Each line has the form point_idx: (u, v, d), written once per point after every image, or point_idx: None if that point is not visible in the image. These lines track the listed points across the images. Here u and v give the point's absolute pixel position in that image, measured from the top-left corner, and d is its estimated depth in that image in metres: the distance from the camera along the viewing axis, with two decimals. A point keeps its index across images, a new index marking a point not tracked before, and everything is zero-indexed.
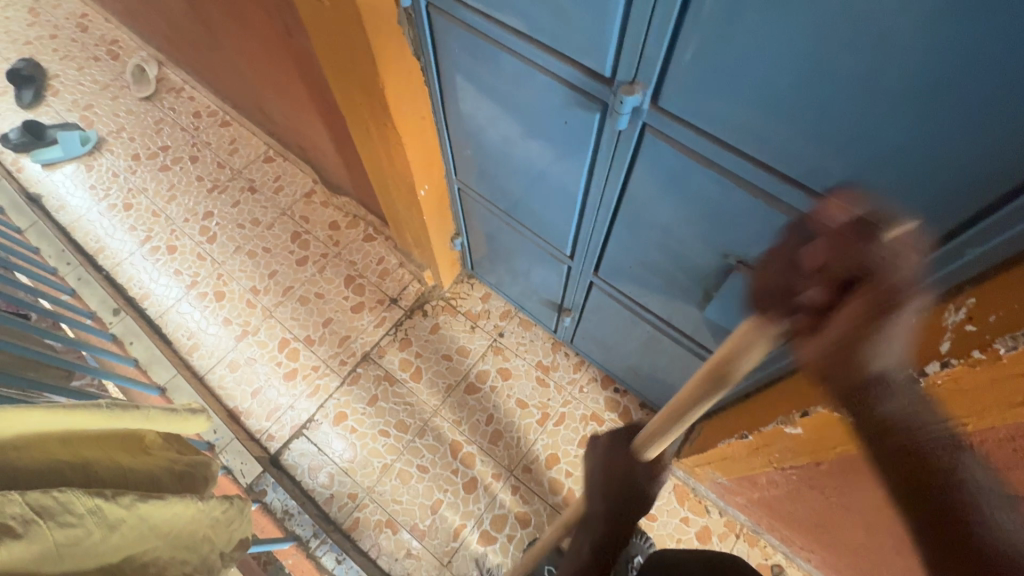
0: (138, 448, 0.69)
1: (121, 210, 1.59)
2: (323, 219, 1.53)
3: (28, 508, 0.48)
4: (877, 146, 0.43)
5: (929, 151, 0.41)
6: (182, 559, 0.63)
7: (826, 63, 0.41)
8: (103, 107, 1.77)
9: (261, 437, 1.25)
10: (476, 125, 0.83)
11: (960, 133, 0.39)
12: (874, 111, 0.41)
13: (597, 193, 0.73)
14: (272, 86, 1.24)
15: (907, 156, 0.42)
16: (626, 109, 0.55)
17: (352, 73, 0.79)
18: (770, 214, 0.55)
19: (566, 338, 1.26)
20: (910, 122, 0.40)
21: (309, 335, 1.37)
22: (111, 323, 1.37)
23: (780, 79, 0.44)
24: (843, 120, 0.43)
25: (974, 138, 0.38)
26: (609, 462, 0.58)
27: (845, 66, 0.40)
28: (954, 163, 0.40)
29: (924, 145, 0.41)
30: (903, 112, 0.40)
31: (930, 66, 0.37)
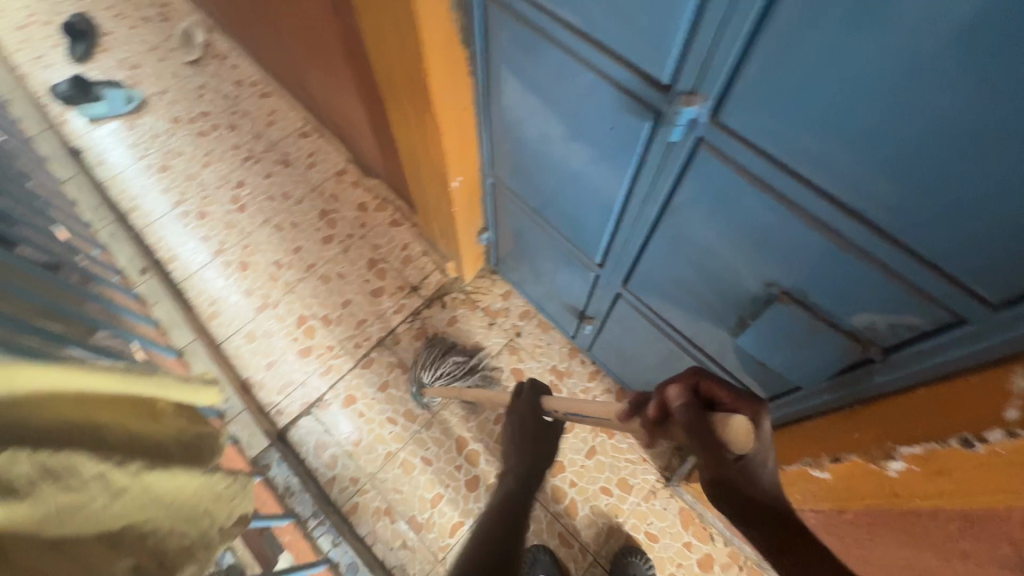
0: (150, 414, 0.69)
1: (157, 171, 1.61)
2: (352, 199, 1.53)
3: (37, 468, 0.48)
4: (963, 189, 0.39)
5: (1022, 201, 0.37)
6: (182, 530, 0.62)
7: (913, 92, 0.37)
8: (150, 68, 1.79)
9: (271, 411, 1.26)
10: (518, 121, 0.81)
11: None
12: (962, 151, 0.37)
13: (637, 204, 0.70)
14: (315, 61, 1.23)
15: (999, 204, 0.38)
16: (682, 120, 0.51)
17: (398, 57, 0.77)
18: (825, 247, 0.51)
19: (584, 346, 1.23)
20: (1004, 167, 0.36)
21: (327, 315, 1.37)
22: (137, 282, 1.38)
23: (858, 105, 0.40)
24: (925, 157, 0.40)
25: None
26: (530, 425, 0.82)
27: (933, 100, 0.36)
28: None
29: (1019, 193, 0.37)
30: (997, 154, 0.36)
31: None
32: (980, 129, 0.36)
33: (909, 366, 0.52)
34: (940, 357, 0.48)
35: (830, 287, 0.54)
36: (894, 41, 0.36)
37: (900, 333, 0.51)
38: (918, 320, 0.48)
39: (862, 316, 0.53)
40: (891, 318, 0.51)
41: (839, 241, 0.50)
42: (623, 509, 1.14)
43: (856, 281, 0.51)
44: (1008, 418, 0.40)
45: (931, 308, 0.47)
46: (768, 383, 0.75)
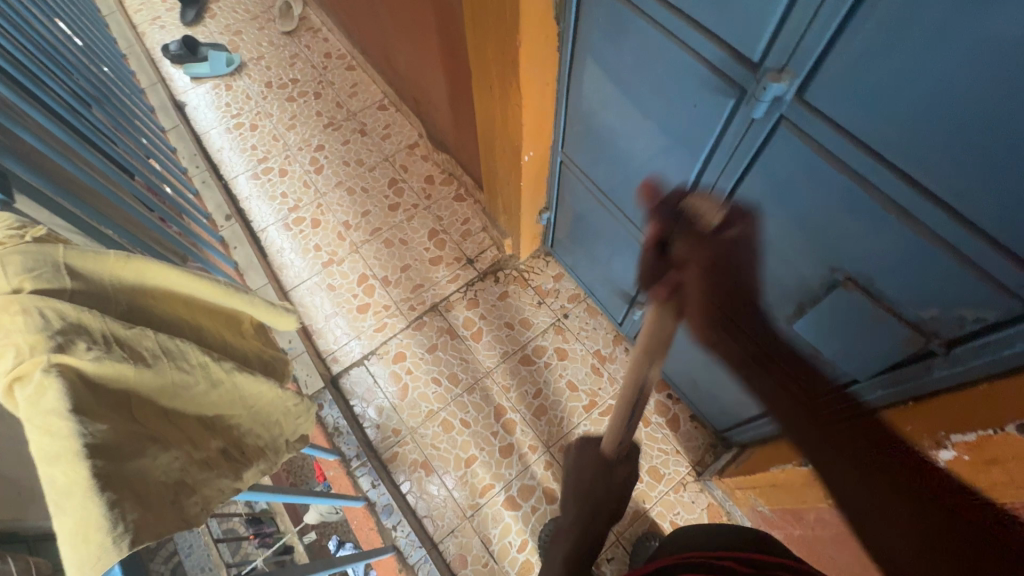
0: (236, 330, 0.77)
1: (247, 130, 1.74)
2: (420, 171, 1.60)
3: (159, 346, 0.55)
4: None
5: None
6: (257, 432, 0.69)
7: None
8: (250, 35, 1.93)
9: (327, 357, 1.34)
10: (597, 102, 0.84)
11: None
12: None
13: (707, 184, 0.72)
14: (406, 36, 1.30)
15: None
16: (767, 97, 0.53)
17: (491, 28, 0.81)
18: (902, 233, 0.51)
19: (630, 333, 1.25)
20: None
21: (387, 276, 1.44)
22: (222, 226, 1.50)
23: (956, 86, 0.41)
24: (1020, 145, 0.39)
25: None
26: (581, 463, 0.65)
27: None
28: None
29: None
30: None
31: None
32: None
33: (974, 359, 0.51)
34: (1006, 351, 0.48)
35: (902, 275, 0.54)
36: (1014, 22, 0.35)
37: (967, 325, 0.51)
38: (991, 313, 0.48)
39: (931, 307, 0.53)
40: (959, 310, 0.50)
41: (915, 226, 0.50)
42: (651, 495, 1.15)
43: (928, 268, 0.51)
44: None
45: (1008, 299, 0.46)
46: None
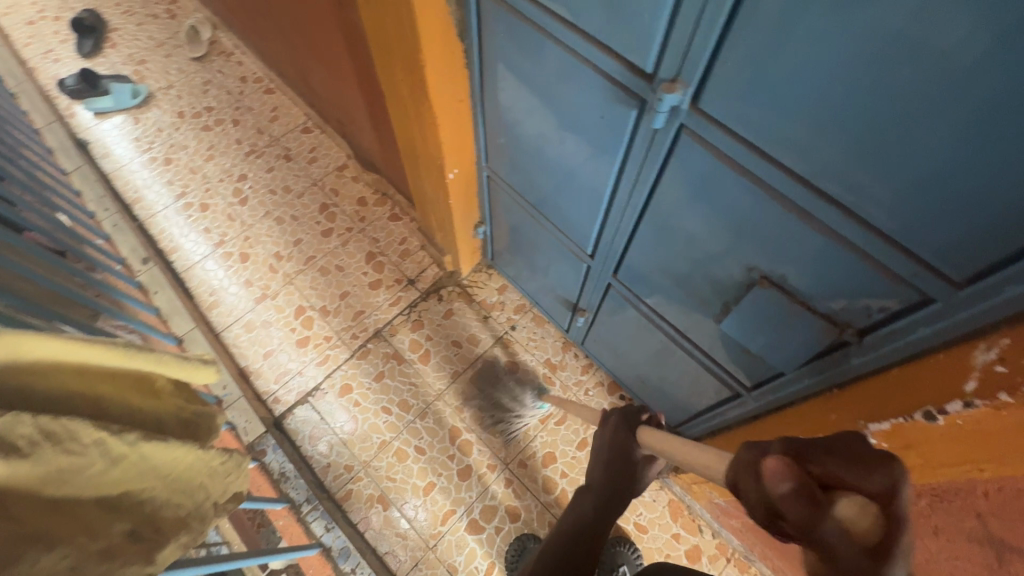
0: (149, 391, 0.71)
1: (161, 164, 1.63)
2: (352, 193, 1.55)
3: (37, 431, 0.50)
4: (940, 169, 0.39)
5: (1006, 177, 0.37)
6: (177, 502, 0.63)
7: (899, 66, 0.37)
8: (156, 63, 1.82)
9: (267, 399, 1.27)
10: (513, 115, 0.82)
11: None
12: (941, 126, 0.38)
13: (625, 193, 0.71)
14: (319, 58, 1.26)
15: (976, 183, 0.38)
16: (664, 107, 0.53)
17: (395, 46, 0.79)
18: (804, 232, 0.52)
19: (577, 339, 1.24)
20: (987, 147, 0.36)
21: (325, 306, 1.38)
22: (138, 271, 1.39)
23: (835, 85, 0.41)
24: (903, 137, 0.40)
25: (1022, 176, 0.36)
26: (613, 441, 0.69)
27: (909, 78, 0.37)
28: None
29: (998, 172, 0.37)
30: (978, 129, 0.36)
31: (1013, 79, 0.33)
32: (959, 104, 0.36)
33: (885, 346, 0.53)
34: (910, 337, 0.49)
35: (811, 271, 0.54)
36: (891, 19, 0.35)
37: (873, 315, 0.52)
38: (892, 302, 0.49)
39: (839, 300, 0.54)
40: (864, 301, 0.52)
41: (814, 224, 0.50)
42: None
43: (831, 262, 0.52)
44: (968, 389, 0.43)
45: (902, 288, 0.47)
46: (753, 371, 0.76)
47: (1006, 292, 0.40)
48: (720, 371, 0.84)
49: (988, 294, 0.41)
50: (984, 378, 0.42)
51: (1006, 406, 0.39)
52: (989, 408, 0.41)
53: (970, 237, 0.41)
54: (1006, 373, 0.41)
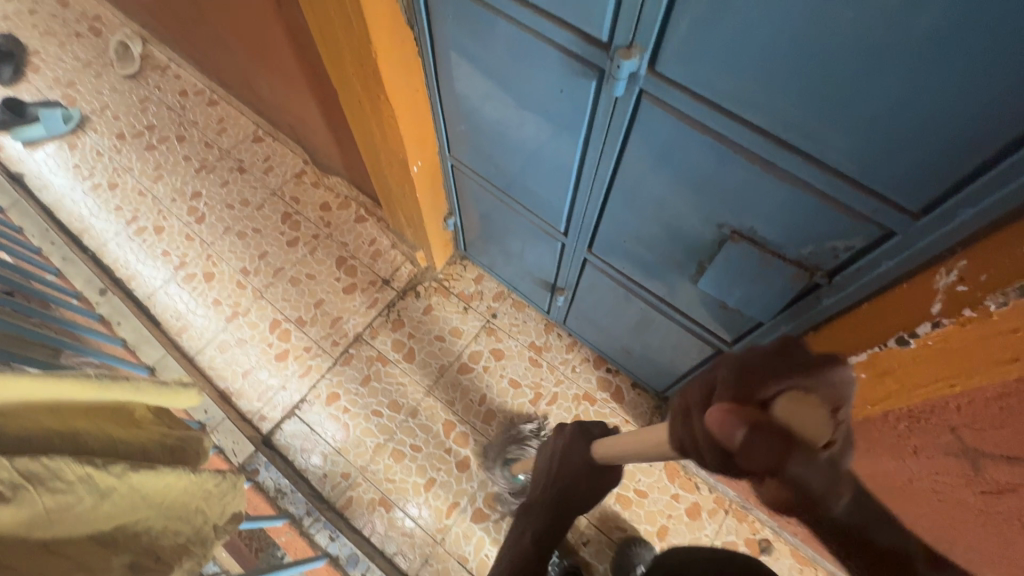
0: (128, 421, 0.69)
1: (106, 190, 1.55)
2: (314, 199, 1.51)
3: (17, 473, 0.47)
4: (889, 107, 0.41)
5: (958, 107, 0.38)
6: (175, 529, 0.62)
7: (842, 12, 0.38)
8: (86, 85, 1.72)
9: (252, 417, 1.24)
10: (471, 100, 0.82)
11: (997, 88, 0.36)
12: (898, 63, 0.39)
13: (592, 166, 0.72)
14: (263, 63, 1.21)
15: (923, 116, 0.40)
16: (623, 74, 0.54)
17: (344, 41, 0.77)
18: (769, 183, 0.53)
19: (558, 319, 1.26)
20: (941, 79, 0.38)
21: (301, 316, 1.35)
22: (98, 303, 1.33)
23: (796, 30, 0.41)
24: (862, 76, 0.41)
25: (965, 105, 0.38)
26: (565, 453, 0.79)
27: (853, 23, 0.38)
28: (986, 119, 0.38)
29: (942, 103, 0.39)
30: (921, 64, 0.38)
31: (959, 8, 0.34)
32: (917, 39, 0.37)
33: (852, 285, 0.55)
34: (875, 273, 0.52)
35: (778, 220, 0.56)
36: None
37: (841, 255, 0.54)
38: (856, 240, 0.52)
39: (807, 245, 0.56)
40: (830, 244, 0.54)
41: (778, 174, 0.52)
42: None
43: (796, 209, 0.53)
44: (935, 311, 0.47)
45: (865, 225, 0.50)
46: (733, 326, 0.78)
47: (960, 215, 0.42)
48: (701, 330, 0.86)
49: (941, 221, 0.44)
50: (948, 298, 0.46)
51: (972, 319, 0.44)
52: (958, 324, 0.45)
53: (925, 167, 0.43)
54: (967, 291, 0.44)
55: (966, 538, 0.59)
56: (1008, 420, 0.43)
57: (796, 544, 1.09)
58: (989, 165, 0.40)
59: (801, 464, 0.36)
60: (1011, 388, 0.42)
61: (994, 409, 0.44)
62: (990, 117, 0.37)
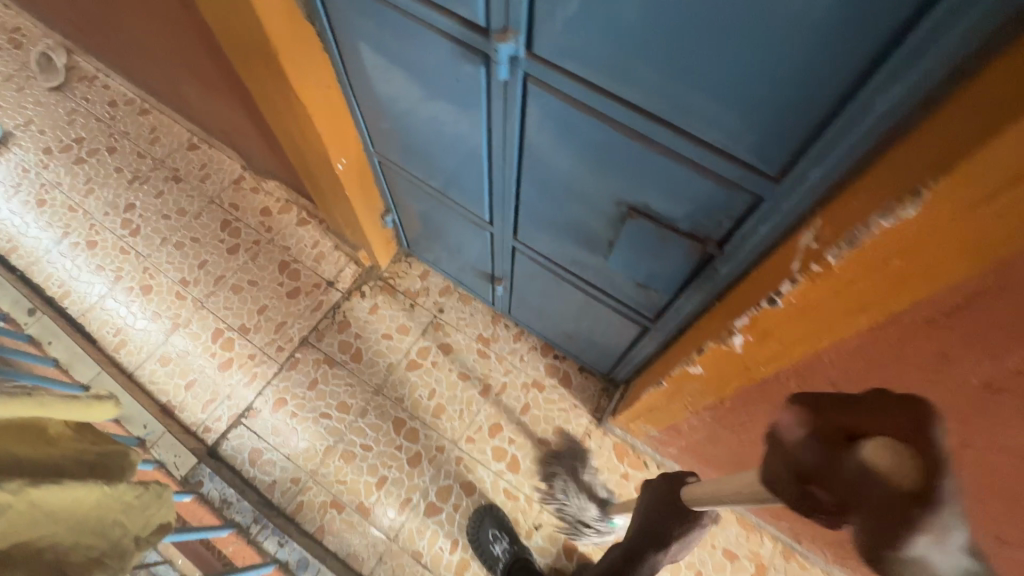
0: (38, 438, 0.67)
1: (33, 206, 1.49)
2: (254, 205, 1.48)
3: None
4: (730, 80, 0.43)
5: (786, 76, 0.40)
6: (87, 543, 0.61)
7: None
8: (8, 99, 1.65)
9: (197, 429, 1.21)
10: (382, 93, 0.81)
11: (812, 57, 0.38)
12: (730, 36, 0.40)
13: (499, 152, 0.72)
14: (184, 67, 1.18)
15: (761, 87, 0.42)
16: (502, 57, 0.54)
17: (245, 38, 0.76)
18: (651, 157, 0.55)
19: (503, 309, 1.26)
20: (766, 51, 0.39)
21: (244, 324, 1.32)
22: (26, 324, 1.29)
23: (640, 6, 0.42)
24: (702, 50, 0.42)
25: (790, 73, 0.39)
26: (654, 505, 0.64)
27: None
28: (813, 88, 0.39)
29: (773, 73, 0.40)
30: (746, 37, 0.39)
31: None
32: (740, 12, 0.38)
33: (739, 252, 0.58)
34: (754, 237, 0.54)
35: (665, 192, 0.58)
36: None
37: (724, 224, 0.56)
38: (732, 207, 0.54)
39: (695, 216, 0.58)
40: (713, 213, 0.56)
41: (657, 148, 0.54)
42: (562, 454, 1.19)
43: (678, 181, 0.55)
44: (792, 269, 0.45)
45: (737, 193, 0.52)
46: (652, 302, 0.80)
47: (809, 178, 0.45)
48: (625, 308, 0.88)
49: (797, 184, 0.46)
50: (803, 257, 0.44)
51: (819, 275, 0.42)
52: (808, 282, 0.43)
53: (774, 133, 0.44)
54: (816, 248, 0.42)
55: None
56: (871, 368, 0.47)
57: (741, 512, 1.12)
58: (822, 130, 0.41)
59: (862, 481, 0.30)
60: (865, 339, 0.44)
61: (857, 359, 0.47)
62: (812, 84, 0.39)
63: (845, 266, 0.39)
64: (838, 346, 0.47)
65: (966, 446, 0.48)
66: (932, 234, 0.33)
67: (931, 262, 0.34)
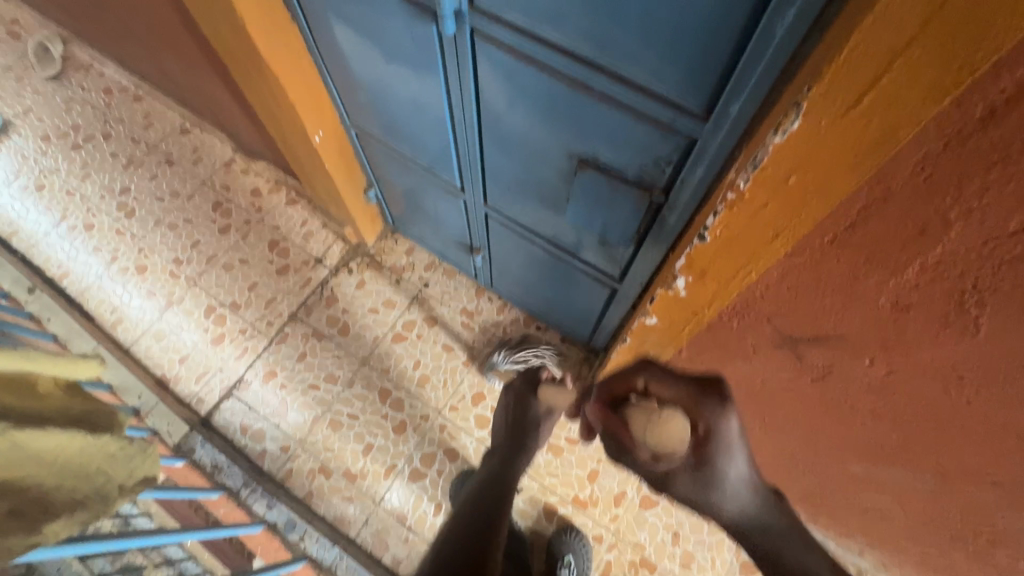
0: (26, 389, 0.71)
1: (33, 191, 1.54)
2: (244, 186, 1.51)
3: None
4: (651, 18, 0.45)
5: (698, 7, 0.41)
6: (71, 486, 0.65)
7: None
8: (7, 89, 1.69)
9: (191, 401, 1.26)
10: (350, 62, 0.84)
11: None
12: None
13: (460, 112, 0.74)
14: (169, 48, 1.21)
15: (679, 23, 0.44)
16: (447, 11, 0.56)
17: (213, 8, 0.78)
18: (591, 105, 0.57)
19: (486, 281, 1.29)
20: None
21: (235, 301, 1.36)
22: (26, 301, 1.35)
23: None
24: None
25: (702, 5, 0.41)
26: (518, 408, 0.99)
27: None
28: (722, 19, 0.41)
29: (686, 5, 0.42)
30: None
31: None
32: None
33: (683, 196, 0.59)
34: (692, 179, 0.56)
35: (611, 142, 0.60)
36: None
37: (666, 170, 0.58)
38: (670, 151, 0.56)
39: (639, 164, 0.60)
40: (655, 159, 0.58)
41: (596, 94, 0.55)
42: None
43: (618, 126, 0.57)
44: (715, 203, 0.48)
45: (673, 135, 0.54)
46: (616, 260, 0.82)
47: (731, 111, 0.46)
48: (593, 270, 0.90)
49: (721, 118, 0.48)
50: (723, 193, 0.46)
51: (734, 203, 0.45)
52: (725, 212, 0.46)
53: (697, 67, 0.46)
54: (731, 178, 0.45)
55: (823, 424, 0.66)
56: (794, 298, 0.50)
57: None
58: (736, 60, 0.43)
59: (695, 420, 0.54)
60: (784, 267, 0.47)
61: (781, 289, 0.50)
62: (722, 14, 0.41)
63: (753, 188, 0.42)
64: (764, 278, 0.50)
65: (891, 374, 0.50)
66: (817, 145, 0.36)
67: (823, 175, 0.38)
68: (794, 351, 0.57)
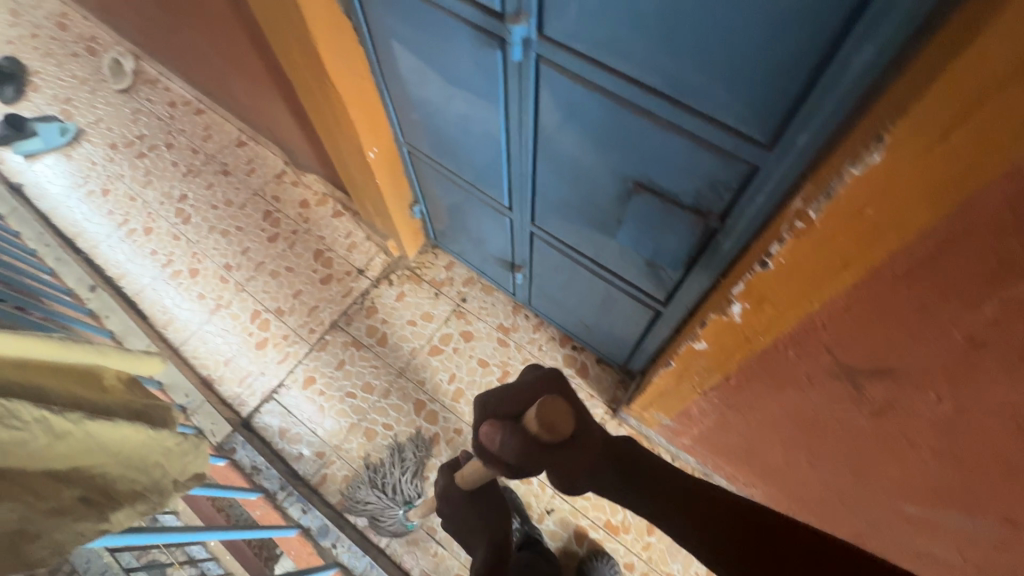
0: (95, 381, 0.75)
1: (99, 196, 1.63)
2: (293, 198, 1.57)
3: None
4: (720, 50, 0.46)
5: (772, 43, 0.42)
6: (131, 477, 0.68)
7: None
8: (81, 100, 1.81)
9: (233, 402, 1.30)
10: (409, 84, 0.87)
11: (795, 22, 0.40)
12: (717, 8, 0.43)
13: (516, 134, 0.77)
14: (235, 67, 1.29)
15: (750, 56, 0.45)
16: (516, 39, 0.59)
17: (287, 31, 0.83)
18: (651, 131, 0.58)
19: (524, 299, 1.30)
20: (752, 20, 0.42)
21: (280, 307, 1.41)
22: (87, 299, 1.42)
23: None
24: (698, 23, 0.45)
25: (776, 40, 0.42)
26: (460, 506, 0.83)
27: None
28: (797, 53, 0.42)
29: (760, 40, 0.43)
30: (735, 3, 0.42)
31: None
32: None
33: (739, 224, 0.60)
34: (750, 206, 0.57)
35: (669, 168, 0.61)
36: None
37: (724, 196, 0.59)
38: (730, 178, 0.56)
39: (696, 190, 0.61)
40: (714, 186, 0.59)
41: (659, 122, 0.57)
42: None
43: (677, 154, 0.58)
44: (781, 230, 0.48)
45: (733, 162, 0.54)
46: (663, 283, 0.82)
47: (797, 142, 0.47)
48: (637, 292, 0.91)
49: (788, 149, 0.48)
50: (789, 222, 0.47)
51: (803, 230, 0.45)
52: (792, 238, 0.46)
53: (767, 95, 0.46)
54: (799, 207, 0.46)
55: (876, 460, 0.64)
56: (859, 329, 0.49)
57: None
58: (807, 93, 0.44)
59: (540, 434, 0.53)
60: (851, 297, 0.47)
61: (845, 319, 0.49)
62: (797, 50, 0.42)
63: (825, 216, 0.43)
64: (827, 307, 0.50)
65: (961, 412, 0.49)
66: (897, 176, 0.37)
67: (900, 206, 0.38)
68: (852, 383, 0.56)
